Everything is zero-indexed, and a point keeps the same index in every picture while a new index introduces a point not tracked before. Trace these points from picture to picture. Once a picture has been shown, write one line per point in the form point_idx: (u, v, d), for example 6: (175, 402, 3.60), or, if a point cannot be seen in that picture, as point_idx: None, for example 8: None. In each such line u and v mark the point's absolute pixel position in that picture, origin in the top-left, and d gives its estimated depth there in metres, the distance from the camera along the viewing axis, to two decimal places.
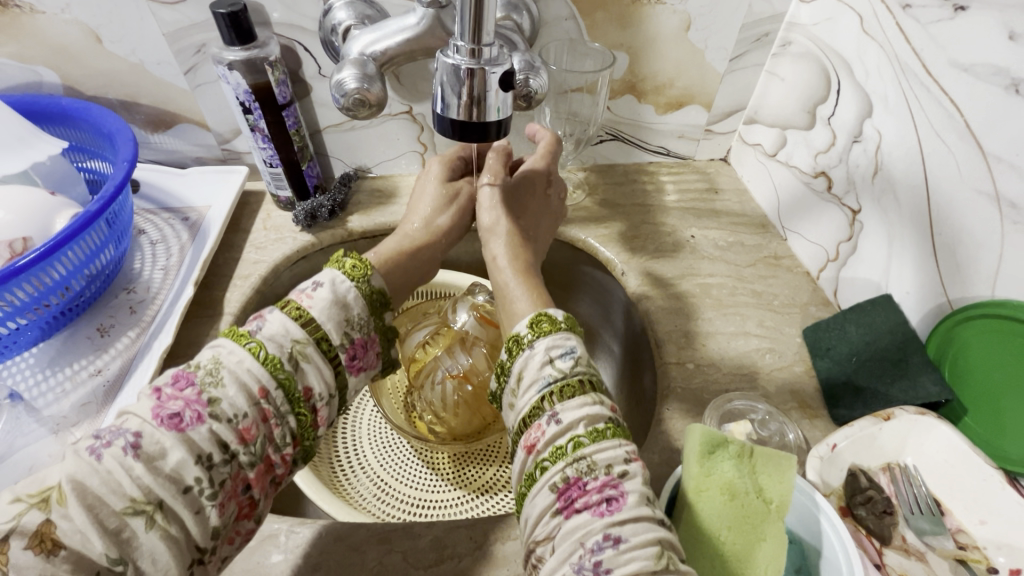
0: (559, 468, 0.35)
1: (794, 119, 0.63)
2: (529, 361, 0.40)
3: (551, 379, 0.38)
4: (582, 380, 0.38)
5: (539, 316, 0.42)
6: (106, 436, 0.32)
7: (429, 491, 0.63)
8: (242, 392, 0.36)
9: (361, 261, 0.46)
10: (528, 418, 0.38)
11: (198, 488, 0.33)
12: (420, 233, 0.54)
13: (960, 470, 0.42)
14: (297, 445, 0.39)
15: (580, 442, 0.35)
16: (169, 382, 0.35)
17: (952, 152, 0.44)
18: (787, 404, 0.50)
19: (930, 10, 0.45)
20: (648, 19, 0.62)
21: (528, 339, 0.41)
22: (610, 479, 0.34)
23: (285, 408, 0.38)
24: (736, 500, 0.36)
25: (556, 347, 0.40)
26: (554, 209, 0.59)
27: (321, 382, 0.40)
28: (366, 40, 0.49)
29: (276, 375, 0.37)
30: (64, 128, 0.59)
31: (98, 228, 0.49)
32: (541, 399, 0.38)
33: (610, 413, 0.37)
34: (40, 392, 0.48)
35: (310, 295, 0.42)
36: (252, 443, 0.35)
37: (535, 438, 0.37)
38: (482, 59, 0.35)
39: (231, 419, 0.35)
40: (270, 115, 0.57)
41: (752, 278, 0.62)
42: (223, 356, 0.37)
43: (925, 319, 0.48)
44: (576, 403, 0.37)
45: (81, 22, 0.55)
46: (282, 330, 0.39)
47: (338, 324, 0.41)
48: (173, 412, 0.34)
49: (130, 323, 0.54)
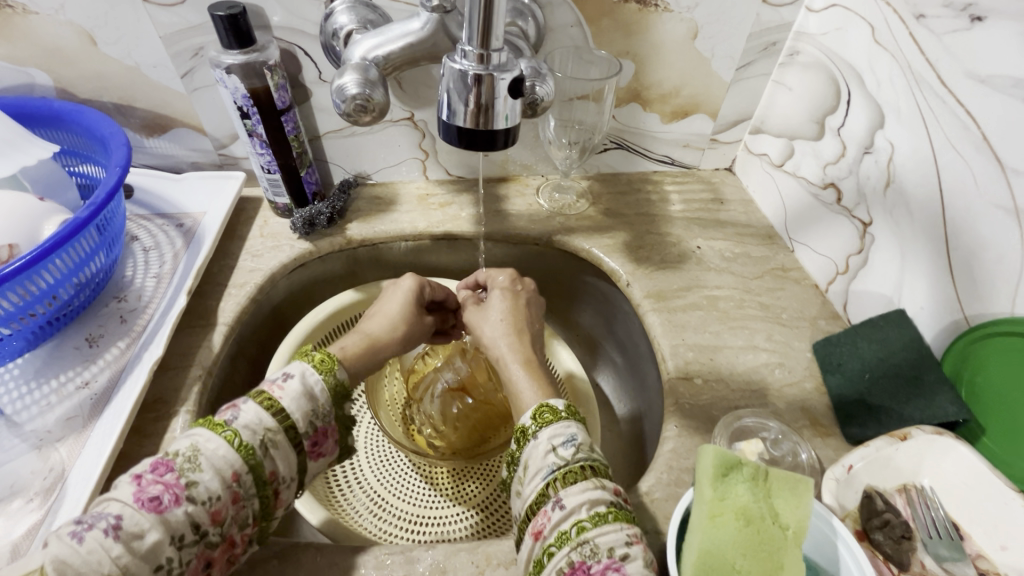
0: (564, 552, 0.35)
1: (802, 130, 0.62)
2: (533, 451, 0.40)
3: (554, 467, 0.38)
4: (585, 466, 0.38)
5: (542, 406, 0.43)
6: (87, 521, 0.32)
7: (428, 507, 0.61)
8: (216, 475, 0.36)
9: (329, 353, 0.45)
10: (534, 505, 0.38)
11: (169, 566, 0.33)
12: (385, 333, 0.53)
13: (978, 492, 0.40)
14: (257, 526, 0.38)
15: (583, 526, 0.35)
16: (148, 469, 0.35)
17: (969, 165, 0.43)
18: (798, 422, 0.49)
19: (945, 20, 0.44)
20: (655, 27, 0.61)
21: (533, 430, 0.41)
22: (612, 561, 0.34)
23: (254, 490, 0.38)
24: (752, 526, 0.35)
25: (557, 435, 0.40)
26: (541, 297, 0.59)
27: (287, 466, 0.40)
28: (368, 44, 0.48)
29: (248, 459, 0.37)
30: (56, 131, 0.57)
31: (88, 234, 0.48)
32: (546, 486, 0.38)
33: (614, 496, 0.37)
34: (24, 406, 0.47)
35: (281, 386, 0.41)
36: (222, 523, 0.36)
37: (541, 524, 0.37)
38: (490, 64, 0.34)
39: (206, 501, 0.35)
40: (268, 121, 0.55)
41: (760, 290, 0.61)
42: (201, 444, 0.37)
43: (940, 334, 0.47)
44: (578, 488, 0.37)
45: (76, 23, 0.54)
46: (256, 419, 0.39)
47: (305, 413, 0.41)
48: (152, 495, 0.33)
49: (120, 332, 0.52)
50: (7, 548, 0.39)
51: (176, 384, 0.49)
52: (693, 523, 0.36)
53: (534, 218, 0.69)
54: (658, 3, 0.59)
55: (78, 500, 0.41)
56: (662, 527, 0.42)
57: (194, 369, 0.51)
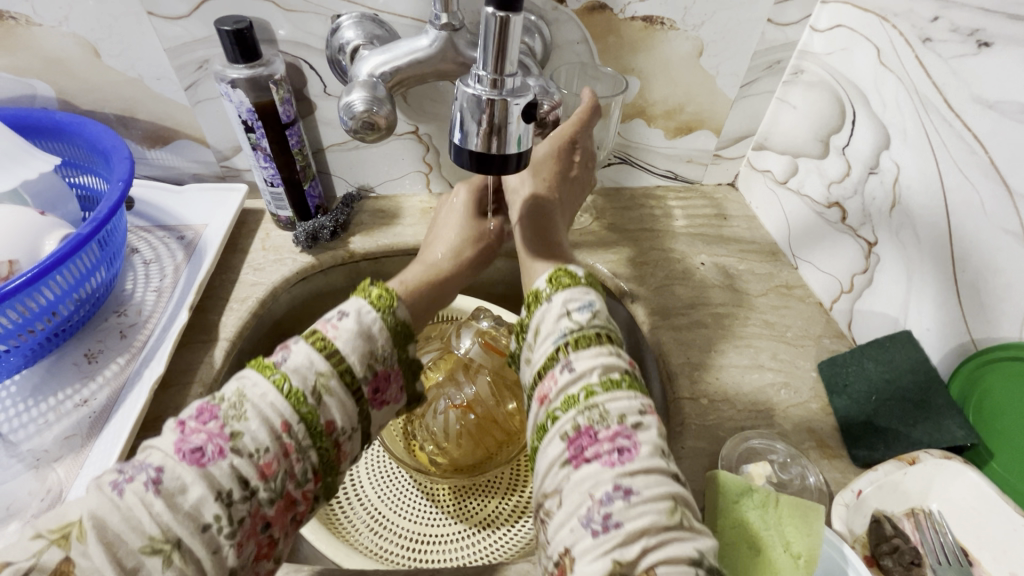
0: (571, 416, 0.36)
1: (806, 148, 0.62)
2: (546, 315, 0.41)
3: (566, 331, 0.39)
4: (599, 333, 0.39)
5: (558, 272, 0.44)
6: (129, 471, 0.31)
7: (429, 525, 0.60)
8: (264, 426, 0.35)
9: (387, 290, 0.44)
10: (544, 369, 0.39)
11: (216, 526, 0.31)
12: (445, 263, 0.53)
13: (986, 518, 0.40)
14: (319, 480, 0.37)
15: (592, 390, 0.36)
16: (193, 415, 0.35)
17: (976, 189, 0.43)
18: (805, 443, 0.49)
19: (951, 45, 0.44)
20: (660, 44, 0.61)
21: (547, 294, 0.42)
22: (623, 429, 0.34)
23: (308, 442, 0.36)
24: (763, 552, 0.37)
25: (573, 300, 0.41)
26: (582, 177, 0.59)
27: (344, 416, 0.38)
28: (376, 60, 0.48)
29: (299, 409, 0.36)
30: (58, 142, 0.57)
31: (89, 249, 0.47)
32: (556, 350, 0.39)
33: (627, 366, 0.38)
34: (21, 424, 0.46)
35: (335, 326, 0.40)
36: (272, 479, 0.34)
37: (547, 388, 0.38)
38: (504, 89, 0.34)
39: (253, 453, 0.34)
40: (272, 134, 0.55)
41: (764, 308, 0.61)
42: (247, 389, 0.36)
43: (947, 357, 0.47)
44: (590, 353, 0.38)
45: (79, 35, 0.53)
46: (306, 362, 0.38)
47: (361, 356, 0.40)
48: (195, 446, 0.33)
49: (120, 348, 0.51)
50: None
51: (177, 401, 0.49)
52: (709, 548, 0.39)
53: None
54: (664, 22, 0.59)
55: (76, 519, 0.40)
56: None
57: (195, 386, 0.50)
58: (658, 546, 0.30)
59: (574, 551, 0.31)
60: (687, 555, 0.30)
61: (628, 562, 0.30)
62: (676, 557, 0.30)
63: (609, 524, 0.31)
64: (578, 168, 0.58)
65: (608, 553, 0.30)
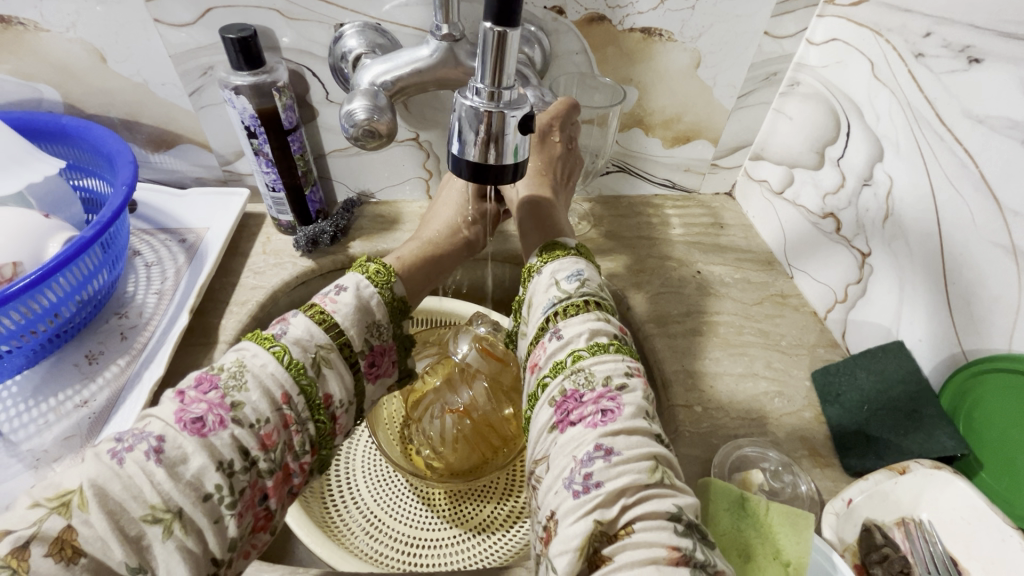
0: (558, 381, 0.38)
1: (802, 159, 0.62)
2: (538, 287, 0.45)
3: (555, 300, 0.42)
4: (587, 300, 0.42)
5: (552, 246, 0.47)
6: (129, 440, 0.32)
7: (425, 529, 0.60)
8: (264, 397, 0.36)
9: (384, 266, 0.46)
10: (536, 338, 0.42)
11: (217, 496, 0.33)
12: (443, 237, 0.56)
13: (976, 528, 0.41)
14: (315, 454, 0.39)
15: (579, 354, 0.38)
16: (191, 385, 0.36)
17: (966, 202, 0.44)
18: (797, 452, 0.49)
19: (943, 60, 0.45)
20: (658, 55, 0.62)
21: (539, 266, 0.46)
22: (607, 391, 0.36)
23: (306, 415, 0.38)
24: (754, 562, 0.38)
25: (562, 270, 0.44)
26: (573, 160, 0.60)
27: (340, 391, 0.40)
28: (378, 70, 0.48)
29: (299, 380, 0.38)
30: (62, 145, 0.57)
31: (93, 252, 0.48)
32: (548, 319, 0.42)
33: (615, 332, 0.41)
34: (22, 424, 0.46)
35: (333, 300, 0.42)
36: (272, 449, 0.36)
37: (539, 356, 0.41)
38: (501, 101, 0.35)
39: (253, 424, 0.35)
40: (275, 140, 0.56)
41: (760, 316, 0.61)
42: (246, 360, 0.37)
43: (937, 368, 0.47)
44: (578, 319, 0.40)
45: (86, 41, 0.54)
46: (306, 335, 0.39)
47: (361, 330, 0.42)
48: (196, 416, 0.34)
49: (121, 350, 0.51)
50: None
51: None
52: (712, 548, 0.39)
53: None
54: (662, 33, 0.60)
55: None
56: None
57: None
58: (637, 504, 0.32)
59: (559, 513, 0.33)
60: (664, 511, 0.32)
61: (609, 519, 0.32)
62: (654, 513, 0.32)
63: (590, 484, 0.33)
64: (563, 148, 0.59)
65: (588, 512, 0.32)
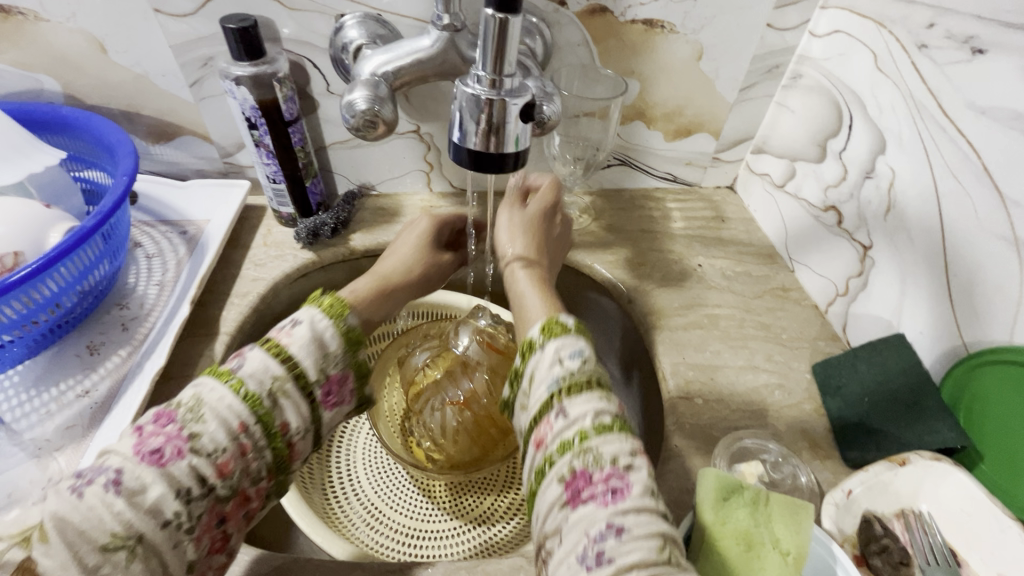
0: (566, 459, 0.35)
1: (804, 152, 0.62)
2: (540, 362, 0.40)
3: (559, 377, 0.38)
4: (591, 377, 0.38)
5: (551, 321, 0.42)
6: (88, 474, 0.32)
7: (425, 521, 0.60)
8: (221, 427, 0.35)
9: (339, 299, 0.45)
10: (539, 414, 0.38)
11: (176, 522, 0.33)
12: (401, 274, 0.54)
13: (976, 520, 0.41)
14: (272, 479, 0.39)
15: (586, 433, 0.35)
16: (150, 419, 0.35)
17: (969, 194, 0.44)
18: (797, 444, 0.49)
19: (946, 51, 0.45)
20: (660, 47, 0.62)
21: (540, 341, 0.41)
22: (615, 470, 0.34)
23: (263, 442, 0.37)
24: (752, 551, 0.36)
25: (565, 347, 0.40)
26: (563, 236, 0.57)
27: (298, 419, 0.39)
28: (378, 60, 0.48)
29: (255, 410, 0.37)
30: (62, 137, 0.57)
31: (93, 243, 0.48)
32: (551, 395, 0.38)
33: (619, 410, 0.37)
34: (24, 414, 0.46)
35: (289, 333, 0.41)
36: (230, 477, 0.36)
37: (544, 433, 0.37)
38: (502, 89, 0.35)
39: (211, 454, 0.35)
40: (275, 131, 0.56)
41: (760, 310, 0.61)
42: (203, 393, 0.36)
43: (938, 360, 0.47)
44: (583, 398, 0.37)
45: (86, 31, 0.54)
46: (262, 368, 0.38)
47: (316, 360, 0.41)
48: (153, 448, 0.34)
49: (122, 341, 0.52)
50: None
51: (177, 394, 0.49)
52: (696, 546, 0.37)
53: None
54: (664, 25, 0.60)
55: None
56: None
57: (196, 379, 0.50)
58: None
59: None
60: None
61: None
62: None
63: (602, 561, 0.30)
64: (559, 228, 0.56)
65: None
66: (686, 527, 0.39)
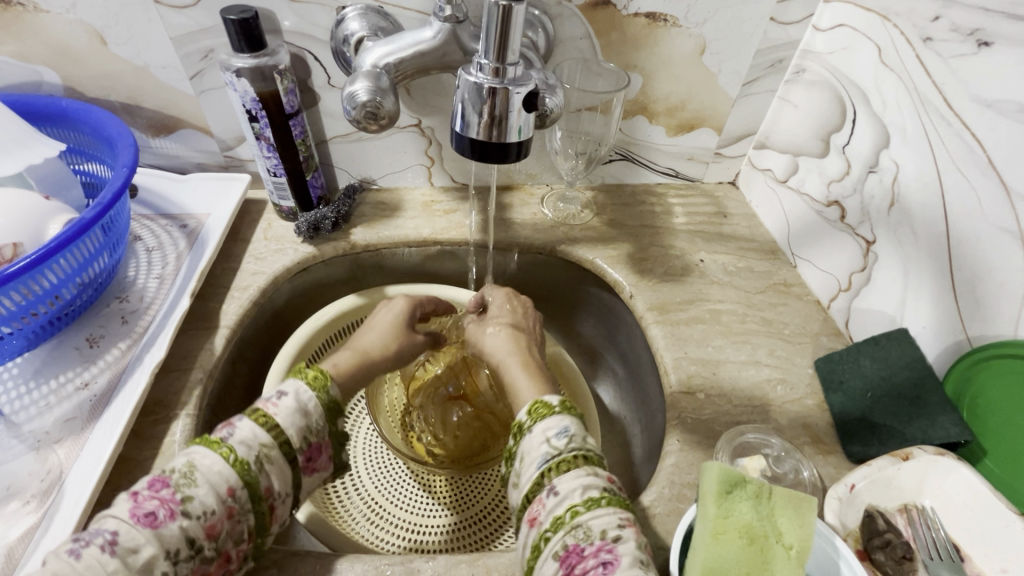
0: (558, 537, 0.36)
1: (806, 147, 0.62)
2: (529, 443, 0.41)
3: (547, 456, 0.39)
4: (577, 455, 0.39)
5: (537, 403, 0.44)
6: (85, 536, 0.32)
7: (426, 515, 0.60)
8: (211, 491, 0.36)
9: (322, 370, 0.45)
10: (530, 493, 0.39)
11: None
12: (377, 349, 0.52)
13: (980, 515, 0.40)
14: (251, 542, 0.38)
15: (576, 510, 0.36)
16: (145, 485, 0.35)
17: (974, 187, 0.43)
18: (799, 439, 0.49)
19: (951, 44, 0.45)
20: (663, 41, 0.61)
21: (528, 424, 0.42)
22: (605, 543, 0.35)
23: (249, 506, 0.37)
24: (755, 544, 0.35)
25: (550, 427, 0.41)
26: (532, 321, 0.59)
27: (281, 482, 0.39)
28: (380, 51, 0.48)
29: (243, 475, 0.37)
30: (63, 129, 0.57)
31: (93, 235, 0.47)
32: (541, 475, 0.39)
33: (607, 483, 0.39)
34: (22, 406, 0.46)
35: (275, 404, 0.41)
36: (218, 538, 0.36)
37: (536, 510, 0.38)
38: (505, 78, 0.34)
39: (200, 516, 0.35)
40: (277, 124, 0.56)
41: (762, 305, 0.61)
42: (197, 460, 0.37)
43: (943, 354, 0.47)
44: (571, 475, 0.38)
45: (86, 23, 0.54)
46: (251, 435, 0.39)
47: (299, 429, 0.41)
48: (148, 510, 0.34)
49: (121, 334, 0.51)
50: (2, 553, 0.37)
51: (177, 387, 0.49)
52: (696, 542, 0.36)
53: (538, 228, 0.69)
54: (667, 19, 0.60)
55: (80, 499, 0.40)
56: (662, 542, 0.42)
57: (196, 372, 0.50)
58: None
59: None
60: None
61: None
62: None
63: None
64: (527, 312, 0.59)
65: None
66: (689, 521, 0.38)
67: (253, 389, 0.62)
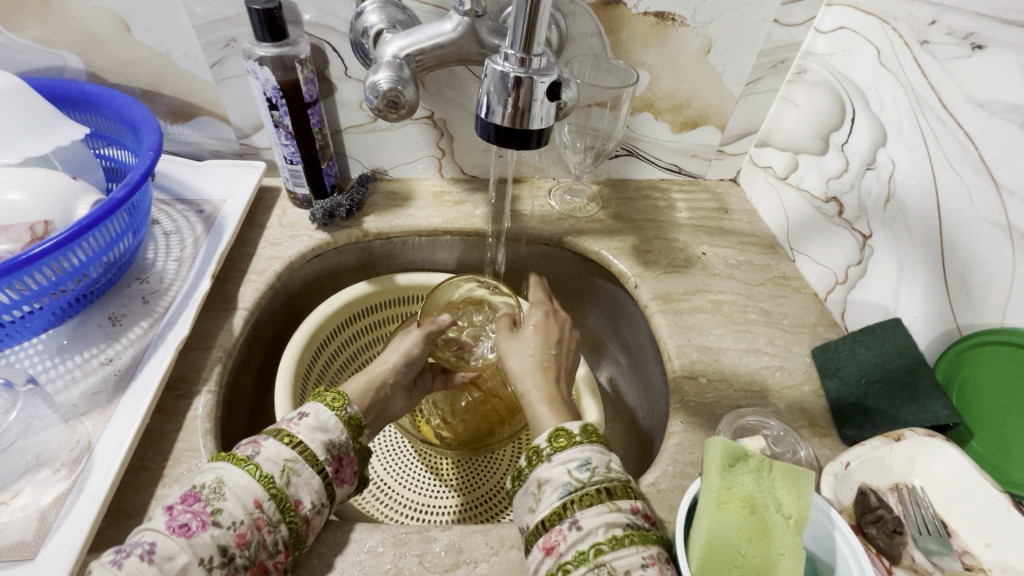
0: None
1: (806, 145, 0.64)
2: (547, 472, 0.41)
3: (569, 488, 0.39)
4: (600, 489, 0.39)
5: (557, 429, 0.43)
6: (126, 548, 0.34)
7: (432, 496, 0.62)
8: (239, 503, 0.37)
9: (340, 393, 0.48)
10: (548, 520, 0.39)
11: None
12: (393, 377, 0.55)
13: (967, 492, 0.43)
14: (289, 554, 0.39)
15: (600, 549, 0.36)
16: (178, 500, 0.37)
17: (965, 183, 0.46)
18: (797, 422, 0.52)
19: (947, 47, 0.47)
20: (672, 39, 0.63)
21: (548, 453, 0.42)
22: None
23: (278, 517, 0.38)
24: (756, 513, 0.37)
25: (571, 460, 0.41)
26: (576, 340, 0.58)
27: (312, 494, 0.41)
28: (400, 44, 0.50)
29: (269, 488, 0.39)
30: (86, 113, 0.58)
31: (119, 216, 0.49)
32: (562, 506, 0.39)
33: (630, 517, 0.38)
34: (50, 379, 0.47)
35: (297, 424, 0.43)
36: (248, 547, 0.36)
37: (555, 541, 0.38)
38: (530, 68, 0.37)
39: (231, 526, 0.36)
40: (295, 112, 0.57)
41: (762, 297, 0.63)
42: (225, 475, 0.38)
43: (935, 342, 0.50)
44: (594, 512, 0.38)
45: (112, 10, 0.55)
46: (276, 452, 0.41)
47: (322, 443, 0.43)
48: (183, 521, 0.35)
49: (143, 313, 0.53)
50: (36, 516, 0.39)
51: (199, 365, 0.51)
52: (702, 511, 0.38)
53: (546, 219, 0.71)
54: (675, 18, 0.62)
55: (108, 469, 0.41)
56: (666, 515, 0.44)
57: (216, 351, 0.52)
58: None
59: None
60: None
61: None
62: None
63: None
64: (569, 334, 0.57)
65: None
66: (693, 494, 0.40)
67: (267, 370, 0.63)
